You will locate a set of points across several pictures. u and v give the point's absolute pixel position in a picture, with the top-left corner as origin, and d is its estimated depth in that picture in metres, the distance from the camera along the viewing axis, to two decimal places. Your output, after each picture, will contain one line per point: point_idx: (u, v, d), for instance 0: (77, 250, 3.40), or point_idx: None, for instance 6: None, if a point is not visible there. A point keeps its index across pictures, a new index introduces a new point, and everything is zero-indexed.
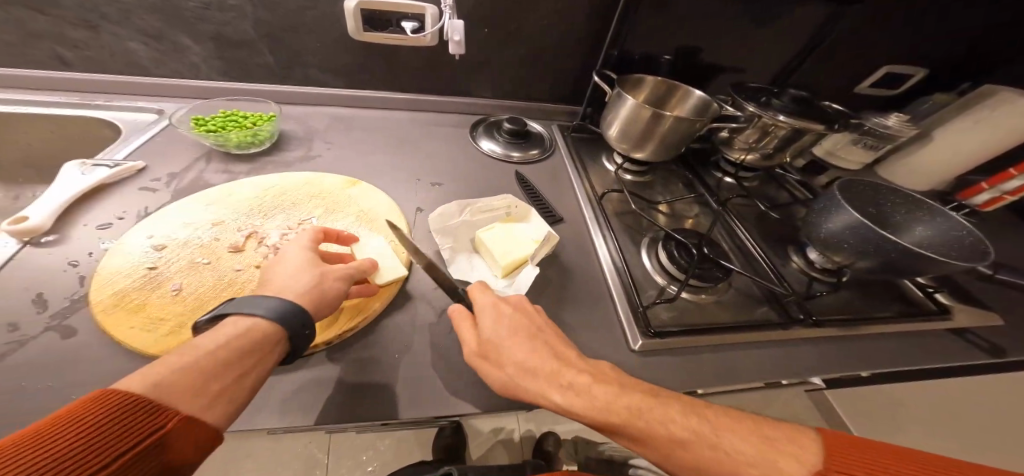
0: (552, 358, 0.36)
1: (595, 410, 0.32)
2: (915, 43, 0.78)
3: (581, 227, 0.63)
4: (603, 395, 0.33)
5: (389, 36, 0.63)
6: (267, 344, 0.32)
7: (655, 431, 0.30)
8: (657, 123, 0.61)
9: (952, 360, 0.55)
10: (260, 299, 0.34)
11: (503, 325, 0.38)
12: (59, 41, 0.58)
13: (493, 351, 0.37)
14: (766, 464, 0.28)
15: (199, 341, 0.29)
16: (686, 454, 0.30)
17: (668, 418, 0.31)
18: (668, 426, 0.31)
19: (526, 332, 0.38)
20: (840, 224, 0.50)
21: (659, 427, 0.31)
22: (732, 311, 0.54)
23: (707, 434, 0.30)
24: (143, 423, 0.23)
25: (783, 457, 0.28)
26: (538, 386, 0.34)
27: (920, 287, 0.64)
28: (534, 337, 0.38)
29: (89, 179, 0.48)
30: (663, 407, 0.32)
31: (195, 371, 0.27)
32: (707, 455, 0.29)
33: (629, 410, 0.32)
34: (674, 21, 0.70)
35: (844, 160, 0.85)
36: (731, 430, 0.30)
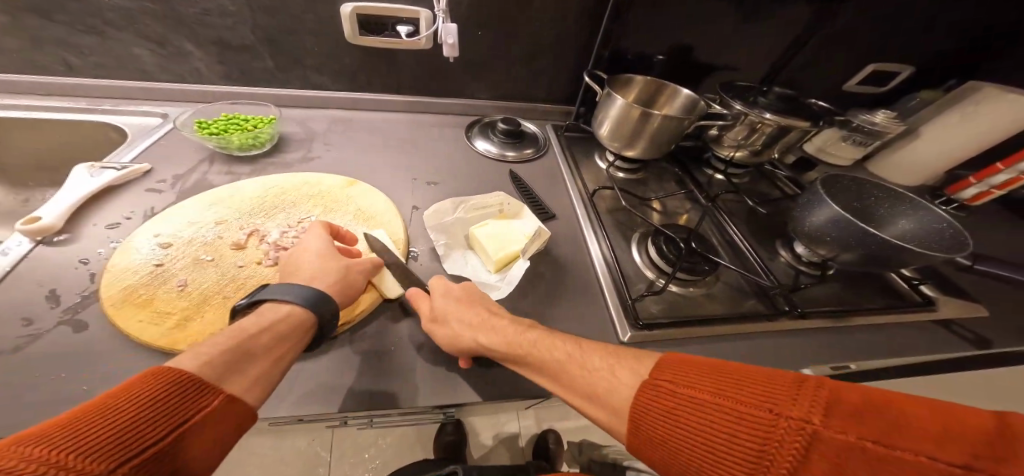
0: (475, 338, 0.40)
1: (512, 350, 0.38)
2: (902, 40, 0.78)
3: (573, 223, 0.65)
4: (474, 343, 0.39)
5: (385, 39, 0.66)
6: (299, 330, 0.36)
7: (540, 359, 0.37)
8: (646, 121, 0.62)
9: (937, 350, 0.56)
10: (296, 288, 0.38)
11: (436, 305, 0.43)
12: (66, 47, 0.60)
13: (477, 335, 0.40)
14: (605, 377, 0.32)
15: (244, 324, 0.34)
16: (562, 377, 0.35)
17: (552, 351, 0.37)
18: (546, 355, 0.36)
19: (452, 312, 0.42)
20: (823, 218, 0.52)
21: (540, 355, 0.37)
22: (721, 303, 0.56)
23: (580, 355, 0.35)
24: (194, 397, 0.27)
25: (624, 372, 0.32)
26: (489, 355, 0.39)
27: (906, 279, 0.65)
28: (464, 312, 0.42)
29: (97, 181, 0.50)
30: (550, 340, 0.38)
31: (235, 353, 0.31)
32: (575, 371, 0.34)
33: (524, 353, 0.38)
34: (663, 21, 0.72)
35: (832, 156, 0.86)
36: (597, 355, 0.35)
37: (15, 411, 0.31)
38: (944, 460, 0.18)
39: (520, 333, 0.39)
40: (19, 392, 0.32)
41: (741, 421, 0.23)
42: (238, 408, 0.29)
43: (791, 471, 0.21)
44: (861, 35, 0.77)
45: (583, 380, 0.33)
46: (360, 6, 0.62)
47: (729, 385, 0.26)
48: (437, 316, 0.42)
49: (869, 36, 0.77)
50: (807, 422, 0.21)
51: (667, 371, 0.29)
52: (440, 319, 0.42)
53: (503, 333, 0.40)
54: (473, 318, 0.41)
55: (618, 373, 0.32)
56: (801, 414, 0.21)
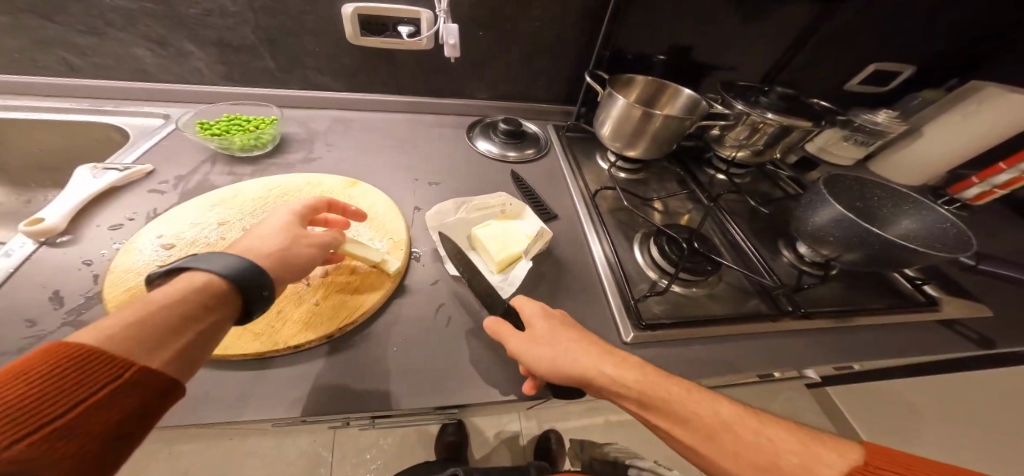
0: (593, 357, 0.37)
1: (645, 387, 0.35)
2: (905, 40, 0.78)
3: (576, 224, 0.65)
4: (585, 362, 0.37)
5: (386, 40, 0.66)
6: (218, 302, 0.29)
7: (687, 412, 0.34)
8: (648, 121, 0.62)
9: (942, 350, 0.56)
10: (223, 257, 0.32)
11: (539, 325, 0.40)
12: (67, 48, 0.60)
13: (597, 352, 0.38)
14: (798, 450, 0.31)
15: (152, 295, 0.27)
16: (720, 438, 0.32)
17: (705, 404, 0.35)
18: (704, 411, 0.34)
19: (556, 332, 0.39)
20: (826, 217, 0.52)
21: (689, 408, 0.34)
22: (723, 304, 0.55)
23: (749, 422, 0.33)
24: (99, 372, 0.22)
25: (823, 449, 0.31)
26: (599, 367, 0.36)
27: (909, 279, 0.65)
28: (581, 339, 0.39)
29: (100, 182, 0.50)
30: (697, 393, 0.36)
31: (149, 326, 0.25)
32: (745, 435, 0.32)
33: (669, 401, 0.34)
34: (664, 21, 0.71)
35: (834, 156, 0.86)
36: (765, 422, 0.34)
37: None
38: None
39: (652, 375, 0.37)
40: None
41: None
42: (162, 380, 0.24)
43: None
44: (863, 34, 0.77)
45: (759, 446, 0.31)
46: (360, 7, 0.62)
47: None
48: (540, 337, 0.39)
49: (870, 34, 0.77)
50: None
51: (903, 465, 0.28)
52: (548, 342, 0.38)
53: (634, 368, 0.37)
54: (587, 347, 0.38)
55: (819, 451, 0.31)
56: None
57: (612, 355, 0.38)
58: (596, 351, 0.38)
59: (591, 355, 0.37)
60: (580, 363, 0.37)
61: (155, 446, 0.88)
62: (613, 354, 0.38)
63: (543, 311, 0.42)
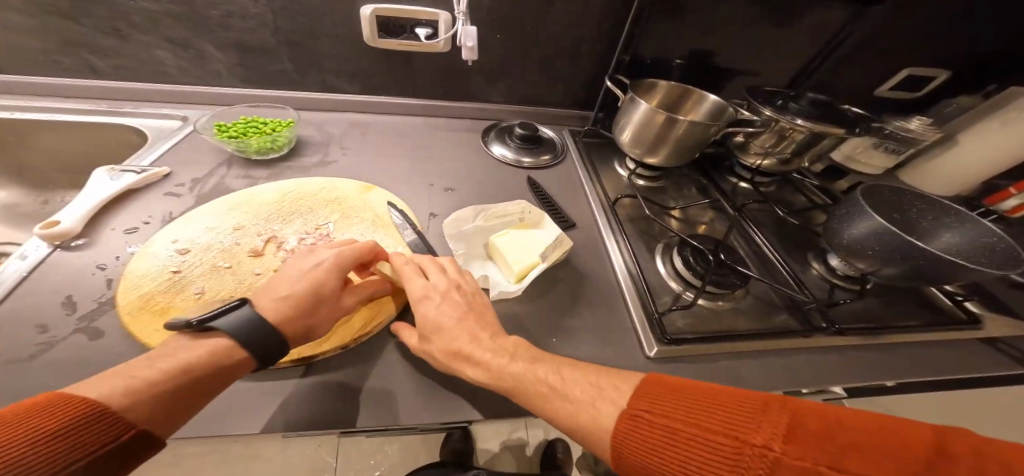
0: (449, 356, 0.37)
1: (497, 383, 0.35)
2: (940, 44, 0.75)
3: (595, 233, 0.63)
4: (440, 356, 0.37)
5: (403, 42, 0.65)
6: (230, 367, 0.31)
7: (522, 393, 0.33)
8: (670, 127, 0.60)
9: (988, 371, 0.53)
10: (245, 319, 0.33)
11: (422, 318, 0.40)
12: (91, 49, 0.60)
13: (454, 357, 0.37)
14: (589, 403, 0.30)
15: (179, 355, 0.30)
16: (545, 408, 0.32)
17: (534, 374, 0.34)
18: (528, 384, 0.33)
19: (430, 334, 0.38)
20: (864, 229, 0.49)
21: (521, 391, 0.33)
22: (751, 318, 0.53)
23: (562, 387, 0.32)
24: (93, 431, 0.24)
25: (605, 401, 0.30)
26: (458, 369, 0.37)
27: (948, 294, 0.62)
28: (445, 335, 0.38)
29: (117, 184, 0.49)
30: (531, 367, 0.34)
31: (154, 389, 0.27)
32: (557, 404, 0.32)
33: (512, 389, 0.34)
34: (689, 23, 0.70)
35: (862, 165, 0.83)
36: (579, 382, 0.32)
37: None
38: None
39: (502, 364, 0.35)
40: None
41: (710, 451, 0.24)
42: (143, 443, 0.26)
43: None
44: (896, 38, 0.74)
45: (568, 414, 0.31)
46: (379, 9, 0.61)
47: (692, 411, 0.26)
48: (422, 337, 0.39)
49: (904, 39, 0.74)
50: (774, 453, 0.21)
51: (651, 411, 0.27)
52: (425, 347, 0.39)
53: (490, 367, 0.35)
54: (446, 345, 0.38)
55: (600, 404, 0.30)
56: (767, 443, 0.22)
57: (469, 357, 0.36)
58: (451, 348, 0.37)
59: (447, 352, 0.37)
60: (453, 365, 0.37)
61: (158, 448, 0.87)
62: (468, 354, 0.36)
63: (433, 304, 0.40)
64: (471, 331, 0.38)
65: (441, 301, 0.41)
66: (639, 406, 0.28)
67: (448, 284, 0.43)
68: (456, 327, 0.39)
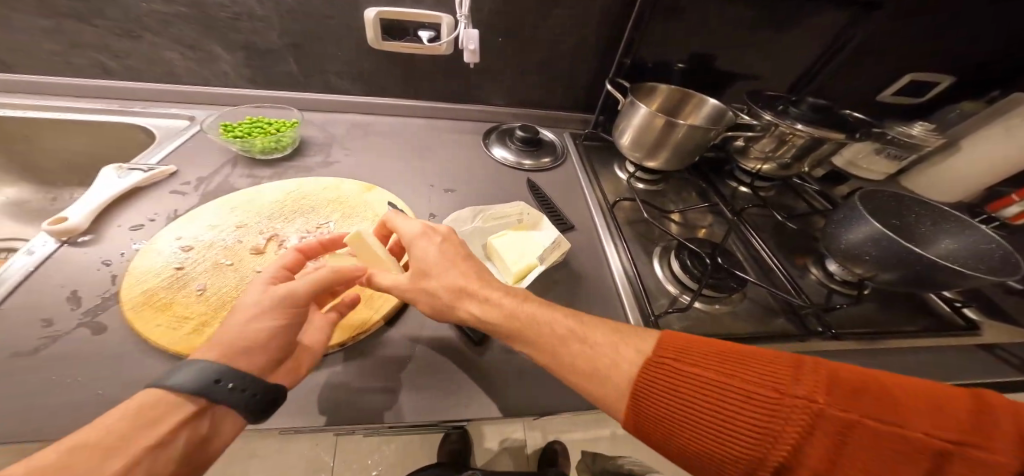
0: (448, 290, 0.38)
1: (503, 319, 0.36)
2: (943, 50, 0.75)
3: (593, 235, 0.63)
4: (440, 289, 0.38)
5: (406, 44, 0.66)
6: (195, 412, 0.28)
7: (537, 337, 0.35)
8: (670, 131, 0.60)
9: (985, 379, 0.53)
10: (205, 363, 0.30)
11: (421, 257, 0.40)
12: (103, 51, 0.62)
13: (456, 292, 0.38)
14: (611, 349, 0.33)
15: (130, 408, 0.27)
16: (552, 351, 0.34)
17: (552, 319, 0.36)
18: (542, 327, 0.35)
19: (432, 269, 0.39)
20: (861, 235, 0.49)
21: (540, 335, 0.35)
22: (748, 322, 0.53)
23: (581, 333, 0.34)
24: None
25: (628, 350, 0.33)
26: (457, 304, 0.38)
27: (948, 301, 0.61)
28: (446, 272, 0.39)
29: (124, 182, 0.50)
30: (549, 312, 0.36)
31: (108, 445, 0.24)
32: (574, 348, 0.33)
33: (515, 328, 0.35)
34: (690, 27, 0.70)
35: (862, 170, 0.83)
36: (596, 331, 0.35)
37: (40, 409, 0.31)
38: (966, 442, 0.22)
39: (505, 300, 0.37)
40: (33, 396, 0.32)
41: (749, 399, 0.26)
42: None
43: (799, 439, 0.24)
44: (898, 44, 0.74)
45: (583, 357, 0.33)
46: (383, 11, 0.62)
47: (724, 363, 0.28)
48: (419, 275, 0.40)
49: (906, 45, 0.75)
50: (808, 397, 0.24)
51: (680, 358, 0.29)
52: (421, 286, 0.39)
53: (497, 304, 0.37)
54: (447, 278, 0.38)
55: (624, 351, 0.32)
56: (800, 391, 0.25)
57: (473, 292, 0.38)
58: (450, 281, 0.38)
59: (447, 285, 0.38)
60: (454, 302, 0.38)
61: None
62: (473, 290, 0.38)
63: (432, 242, 0.41)
64: (472, 269, 0.40)
65: (440, 242, 0.41)
66: (664, 351, 0.30)
67: (446, 231, 0.43)
68: (453, 266, 0.39)
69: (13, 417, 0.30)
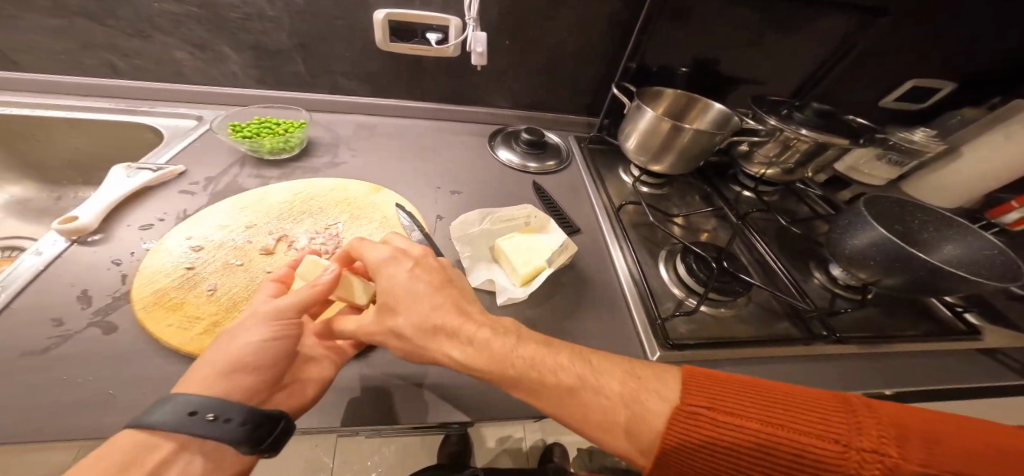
0: (420, 326, 0.35)
1: (490, 363, 0.34)
2: (945, 57, 0.76)
3: (598, 238, 0.63)
4: (415, 325, 0.35)
5: (413, 46, 0.66)
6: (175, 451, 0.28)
7: (541, 388, 0.32)
8: (676, 135, 0.61)
9: (985, 382, 0.53)
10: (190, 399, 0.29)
11: (392, 285, 0.38)
12: (113, 50, 0.62)
13: (435, 328, 0.35)
14: (631, 398, 0.31)
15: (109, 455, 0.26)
16: (565, 403, 0.32)
17: (559, 366, 0.33)
18: (549, 376, 0.33)
19: (405, 298, 0.37)
20: (866, 240, 0.49)
21: (546, 386, 0.32)
22: (753, 325, 0.53)
23: (593, 379, 0.33)
24: None
25: (651, 398, 0.31)
26: (438, 344, 0.35)
27: (948, 305, 0.62)
28: (417, 306, 0.36)
29: (133, 182, 0.50)
30: (554, 354, 0.34)
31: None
32: (587, 397, 0.32)
33: (505, 378, 0.33)
34: (696, 32, 0.71)
35: (864, 175, 0.84)
36: (604, 372, 0.33)
37: (51, 409, 0.31)
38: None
39: (487, 339, 0.34)
40: (46, 395, 0.32)
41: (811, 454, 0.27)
42: None
43: None
44: (902, 51, 0.75)
45: (601, 409, 0.31)
46: (392, 13, 0.62)
47: (775, 415, 0.29)
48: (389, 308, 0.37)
49: (909, 52, 0.76)
50: (871, 452, 0.26)
51: (718, 409, 0.29)
52: (399, 333, 0.36)
53: (479, 343, 0.34)
54: (421, 311, 0.36)
55: (646, 400, 0.31)
56: (863, 445, 0.26)
57: (452, 330, 0.35)
58: (422, 316, 0.36)
59: (421, 321, 0.35)
60: (430, 341, 0.35)
61: None
62: (456, 330, 0.35)
63: (404, 272, 0.38)
64: (449, 300, 0.37)
65: (411, 267, 0.39)
66: (696, 401, 0.30)
67: (418, 254, 0.41)
68: (425, 297, 0.37)
69: (24, 417, 0.30)
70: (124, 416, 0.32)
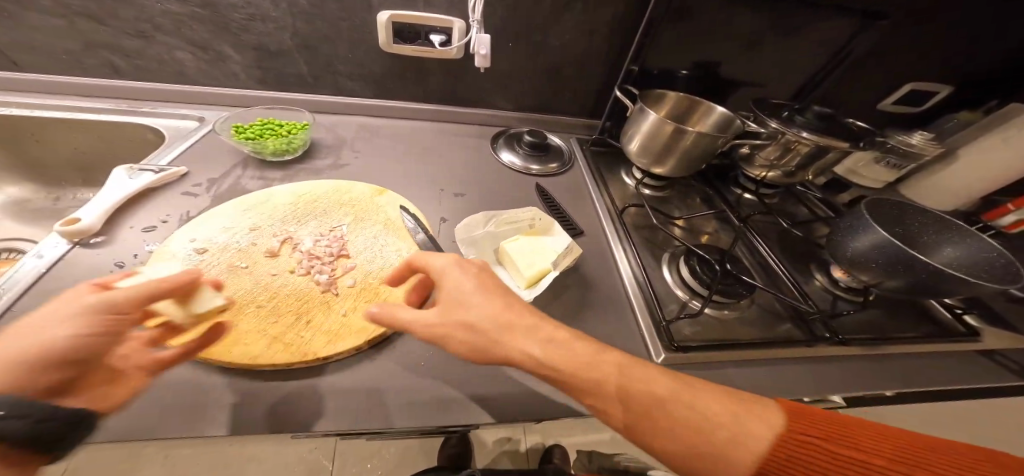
0: (497, 327, 0.34)
1: (572, 367, 0.33)
2: (942, 62, 0.77)
3: (601, 240, 0.64)
4: (489, 326, 0.34)
5: (417, 48, 0.66)
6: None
7: (626, 399, 0.32)
8: (679, 138, 0.61)
9: (984, 383, 0.54)
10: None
11: (463, 288, 0.36)
12: (114, 50, 0.61)
13: (509, 329, 0.34)
14: (733, 420, 0.30)
15: None
16: (655, 415, 0.31)
17: (649, 379, 0.33)
18: (639, 387, 0.32)
19: (478, 301, 0.35)
20: (868, 243, 0.50)
21: (634, 398, 0.32)
22: (756, 327, 0.53)
23: (687, 397, 0.32)
24: None
25: (756, 422, 0.30)
26: (514, 344, 0.33)
27: (948, 307, 0.63)
28: (489, 307, 0.35)
29: (135, 184, 0.50)
30: (642, 368, 0.34)
31: None
32: (678, 413, 0.31)
33: (590, 379, 0.32)
34: (698, 35, 0.71)
35: (862, 178, 0.85)
36: (695, 391, 0.33)
37: None
38: None
39: (568, 341, 0.34)
40: None
41: None
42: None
43: None
44: (899, 55, 0.76)
45: (696, 427, 0.30)
46: (396, 15, 0.62)
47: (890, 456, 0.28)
48: (457, 311, 0.35)
49: (907, 57, 0.77)
50: None
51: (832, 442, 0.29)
52: (464, 324, 0.34)
53: (557, 343, 0.34)
54: (495, 312, 0.34)
55: (750, 424, 0.30)
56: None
57: (528, 333, 0.34)
58: (495, 318, 0.34)
59: (495, 322, 0.34)
60: (504, 341, 0.33)
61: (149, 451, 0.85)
62: (535, 330, 0.34)
63: (470, 275, 0.37)
64: (524, 305, 0.37)
65: (478, 272, 0.38)
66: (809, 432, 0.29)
67: (481, 262, 0.40)
68: (494, 300, 0.35)
69: None
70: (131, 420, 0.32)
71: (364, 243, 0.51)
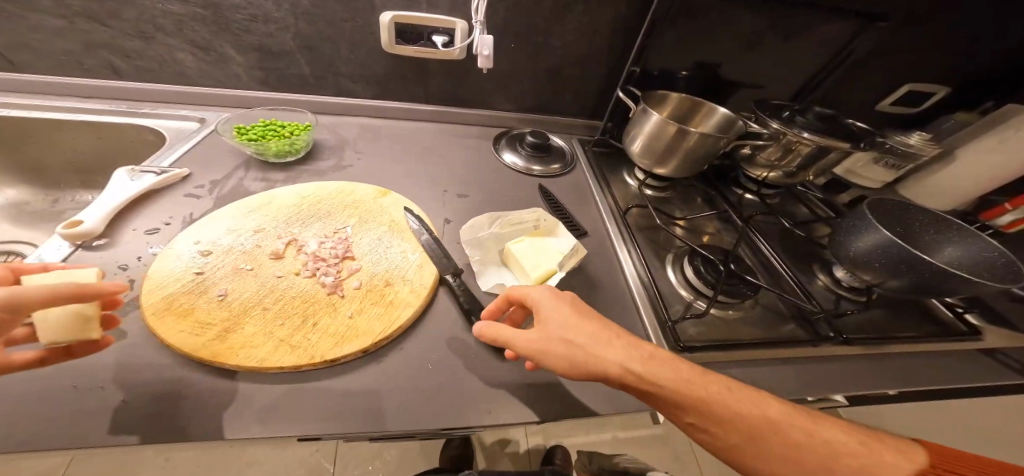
0: (599, 345, 0.35)
1: (680, 385, 0.34)
2: (940, 63, 0.78)
3: (605, 241, 0.64)
4: (590, 345, 0.35)
5: (420, 48, 0.66)
6: None
7: (730, 417, 0.33)
8: (682, 139, 0.61)
9: (986, 381, 0.54)
10: None
11: (560, 312, 0.37)
12: (114, 51, 0.61)
13: (612, 347, 0.35)
14: (860, 451, 0.32)
15: None
16: (768, 436, 0.32)
17: (763, 401, 0.34)
18: (756, 409, 0.33)
19: (577, 323, 0.37)
20: (870, 243, 0.50)
21: (746, 419, 0.33)
22: (760, 327, 0.54)
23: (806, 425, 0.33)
24: None
25: (886, 451, 0.32)
26: (616, 359, 0.35)
27: (949, 307, 0.63)
28: (589, 329, 0.36)
29: (138, 185, 0.49)
30: (759, 393, 0.35)
31: None
32: (798, 438, 0.32)
33: (700, 397, 0.33)
34: (699, 36, 0.71)
35: (862, 178, 0.86)
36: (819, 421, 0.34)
37: (61, 419, 0.31)
38: None
39: (675, 361, 0.36)
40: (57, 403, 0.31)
41: None
42: None
43: None
44: (898, 56, 0.77)
45: (816, 453, 0.32)
46: (399, 15, 0.62)
47: None
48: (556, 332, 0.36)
49: (905, 58, 0.77)
50: None
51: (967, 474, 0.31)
52: (566, 340, 0.35)
53: (665, 363, 0.35)
54: (597, 333, 0.36)
55: (879, 452, 0.32)
56: None
57: (627, 352, 0.35)
58: (597, 339, 0.36)
59: (592, 340, 0.35)
60: (607, 359, 0.35)
61: (149, 454, 0.84)
62: (639, 348, 0.36)
63: (565, 300, 0.39)
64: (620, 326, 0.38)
65: (570, 296, 0.40)
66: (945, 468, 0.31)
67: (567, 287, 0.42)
68: (589, 323, 0.37)
69: (36, 428, 0.30)
70: (140, 423, 0.32)
71: (369, 244, 0.51)
